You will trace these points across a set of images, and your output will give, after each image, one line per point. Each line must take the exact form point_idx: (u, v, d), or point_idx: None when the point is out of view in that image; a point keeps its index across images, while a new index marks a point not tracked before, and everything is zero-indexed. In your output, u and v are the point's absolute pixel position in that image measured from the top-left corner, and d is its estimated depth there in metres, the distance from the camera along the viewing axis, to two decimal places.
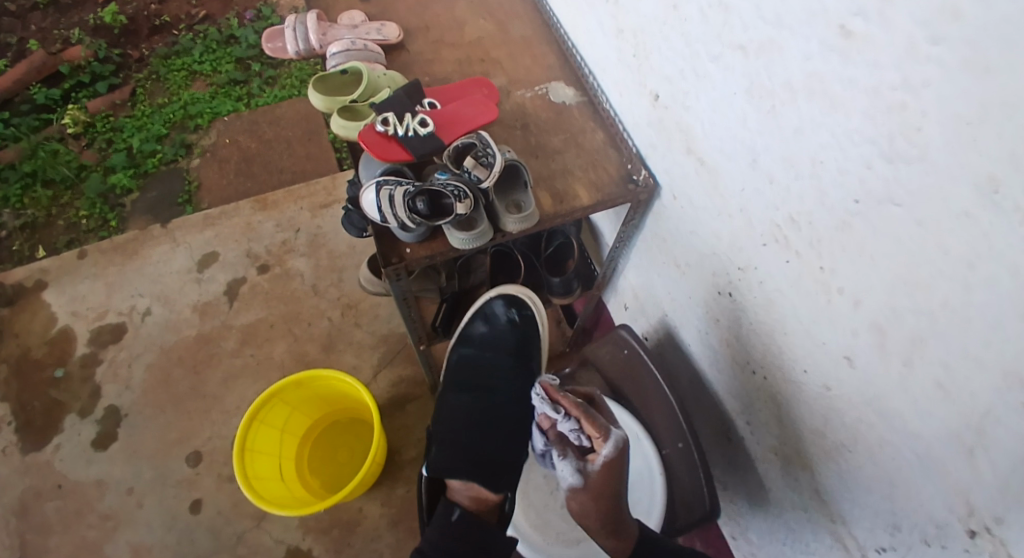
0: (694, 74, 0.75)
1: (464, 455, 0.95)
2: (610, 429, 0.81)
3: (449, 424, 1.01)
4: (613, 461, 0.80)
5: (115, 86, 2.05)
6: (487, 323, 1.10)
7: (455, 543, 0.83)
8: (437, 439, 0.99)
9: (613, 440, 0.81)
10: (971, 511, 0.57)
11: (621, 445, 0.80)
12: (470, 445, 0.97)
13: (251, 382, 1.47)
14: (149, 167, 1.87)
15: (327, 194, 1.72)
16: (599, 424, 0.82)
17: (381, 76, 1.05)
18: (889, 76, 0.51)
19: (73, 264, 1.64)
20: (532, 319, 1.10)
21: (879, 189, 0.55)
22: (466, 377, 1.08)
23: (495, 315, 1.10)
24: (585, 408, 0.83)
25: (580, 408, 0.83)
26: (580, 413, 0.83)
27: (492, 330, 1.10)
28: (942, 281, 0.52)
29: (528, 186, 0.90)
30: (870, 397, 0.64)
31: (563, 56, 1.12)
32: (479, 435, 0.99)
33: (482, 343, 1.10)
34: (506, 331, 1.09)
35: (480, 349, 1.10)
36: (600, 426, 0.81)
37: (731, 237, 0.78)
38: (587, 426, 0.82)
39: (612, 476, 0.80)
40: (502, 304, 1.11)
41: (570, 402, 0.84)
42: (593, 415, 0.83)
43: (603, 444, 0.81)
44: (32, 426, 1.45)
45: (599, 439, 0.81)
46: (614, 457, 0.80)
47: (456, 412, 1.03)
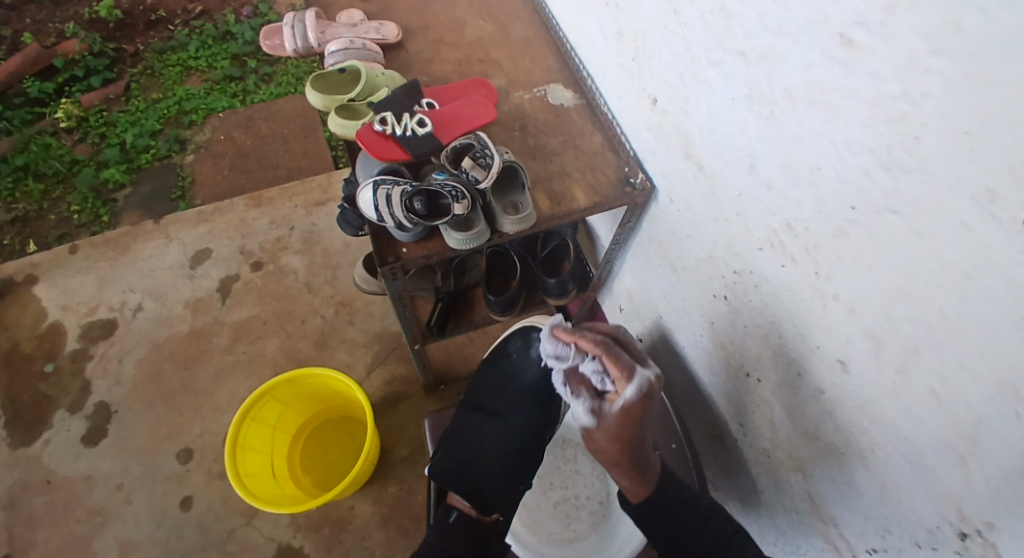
0: (695, 79, 0.75)
1: (462, 468, 0.99)
2: (636, 370, 0.81)
3: (457, 431, 1.05)
4: (636, 400, 0.80)
5: (110, 80, 2.04)
6: (522, 352, 1.13)
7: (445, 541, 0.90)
8: (445, 443, 1.04)
9: (640, 377, 0.80)
10: (962, 516, 0.57)
11: (648, 384, 0.80)
12: (469, 458, 1.01)
13: (243, 378, 1.47)
14: (143, 162, 1.86)
15: (323, 191, 1.72)
16: (623, 362, 0.81)
17: (380, 74, 1.05)
18: (889, 86, 0.52)
19: (64, 258, 1.63)
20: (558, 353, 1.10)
21: (877, 198, 0.55)
22: (485, 393, 1.10)
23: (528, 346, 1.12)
24: (608, 345, 0.83)
25: (602, 345, 0.82)
26: (603, 347, 0.83)
27: (524, 359, 1.12)
28: (939, 289, 0.53)
29: (525, 188, 0.91)
30: (864, 404, 0.64)
31: (562, 58, 1.12)
32: (481, 452, 1.02)
33: (514, 369, 1.12)
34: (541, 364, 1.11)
35: (511, 371, 1.12)
36: (625, 362, 0.81)
37: (728, 242, 0.78)
38: (609, 360, 0.81)
39: (632, 415, 0.80)
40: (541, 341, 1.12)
41: (592, 341, 0.83)
42: (616, 352, 0.82)
43: (626, 383, 0.80)
44: (20, 420, 1.44)
45: (622, 379, 0.80)
46: (636, 398, 0.80)
47: (467, 424, 1.06)
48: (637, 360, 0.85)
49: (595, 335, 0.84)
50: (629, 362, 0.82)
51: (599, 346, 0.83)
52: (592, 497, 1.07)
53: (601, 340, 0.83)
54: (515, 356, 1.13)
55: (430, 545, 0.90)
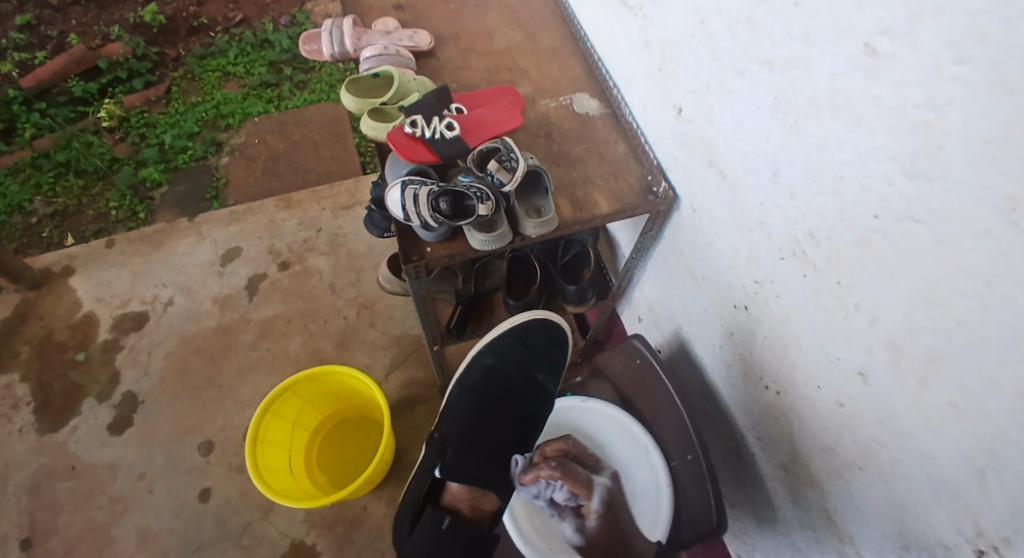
0: (720, 89, 0.76)
1: (477, 462, 0.96)
2: (592, 479, 0.96)
3: (465, 422, 1.01)
4: (607, 510, 0.95)
5: (151, 83, 2.12)
6: (514, 341, 1.07)
7: (440, 550, 0.89)
8: (452, 442, 0.99)
9: (598, 485, 0.96)
10: (980, 532, 0.56)
11: (608, 489, 0.96)
12: (480, 448, 0.98)
13: (266, 374, 1.50)
14: (179, 162, 1.92)
15: (350, 195, 1.75)
16: (583, 480, 0.95)
17: (412, 80, 1.08)
18: (913, 94, 0.52)
19: (101, 252, 1.68)
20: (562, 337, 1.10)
21: (899, 206, 0.55)
22: (485, 383, 1.05)
23: (529, 335, 1.08)
24: (563, 471, 0.94)
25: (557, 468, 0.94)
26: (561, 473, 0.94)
27: (518, 348, 1.07)
28: (960, 298, 0.52)
29: (548, 193, 0.92)
30: (883, 416, 0.64)
31: (590, 68, 1.14)
32: (488, 440, 0.99)
33: (507, 352, 1.07)
34: (534, 346, 1.07)
35: (503, 354, 1.07)
36: (583, 478, 0.95)
37: (750, 251, 0.78)
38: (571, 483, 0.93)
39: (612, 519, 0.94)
40: (537, 328, 1.09)
41: (548, 469, 0.94)
42: (573, 471, 0.94)
43: (591, 498, 0.95)
44: (50, 406, 1.48)
45: (585, 495, 0.95)
46: (604, 508, 0.95)
47: (471, 419, 1.01)
48: (594, 466, 0.99)
49: (550, 466, 0.94)
50: (586, 481, 0.95)
51: (556, 472, 0.94)
52: None
53: (557, 465, 0.94)
54: (507, 344, 1.07)
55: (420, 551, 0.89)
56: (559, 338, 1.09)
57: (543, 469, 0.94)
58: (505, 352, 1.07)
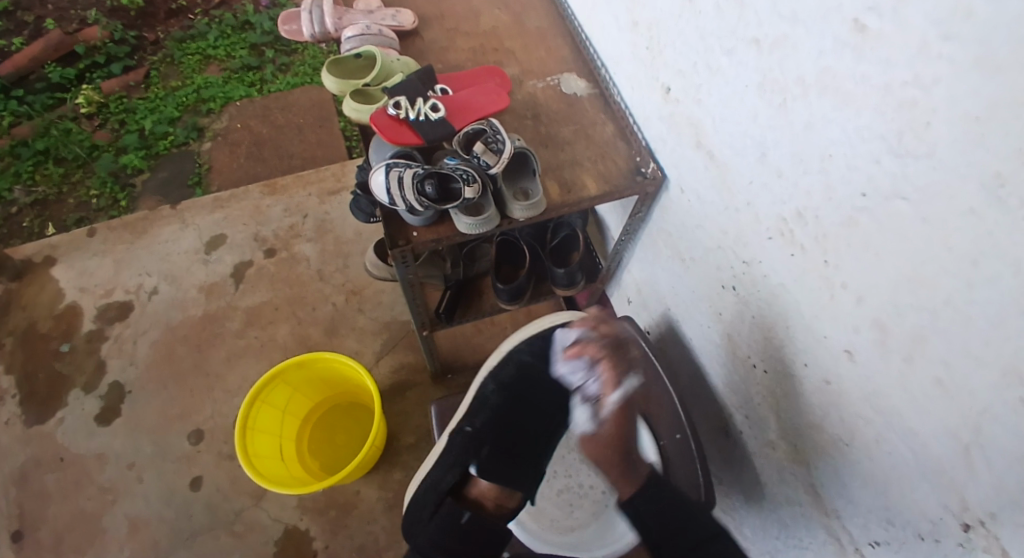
0: (707, 68, 0.75)
1: (511, 465, 0.97)
2: (624, 379, 0.97)
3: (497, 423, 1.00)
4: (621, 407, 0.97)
5: (130, 67, 2.07)
6: (548, 347, 1.02)
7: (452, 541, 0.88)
8: (485, 439, 0.98)
9: (631, 380, 0.97)
10: (965, 507, 0.57)
11: (632, 395, 0.97)
12: (510, 448, 0.99)
13: (254, 362, 1.49)
14: (161, 148, 1.89)
15: (336, 180, 1.73)
16: (614, 374, 0.97)
17: (396, 60, 1.06)
18: (900, 72, 0.51)
19: (83, 241, 1.65)
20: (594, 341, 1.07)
21: (886, 185, 0.55)
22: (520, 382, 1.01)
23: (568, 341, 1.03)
24: (607, 354, 0.97)
25: (605, 337, 0.98)
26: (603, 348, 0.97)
27: (553, 352, 1.03)
28: (945, 276, 0.52)
29: (536, 174, 0.91)
30: (870, 394, 0.64)
31: (577, 48, 1.12)
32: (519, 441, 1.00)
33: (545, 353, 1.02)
34: (566, 348, 1.03)
35: (538, 354, 1.02)
36: (617, 369, 0.97)
37: (737, 232, 0.78)
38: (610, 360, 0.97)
39: (627, 417, 0.96)
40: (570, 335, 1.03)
41: (591, 350, 0.98)
42: (619, 352, 0.97)
43: (610, 391, 0.97)
44: (36, 397, 1.46)
45: (610, 388, 0.97)
46: (622, 405, 0.96)
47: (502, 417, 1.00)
48: (626, 371, 0.97)
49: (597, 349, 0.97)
50: (623, 368, 0.97)
51: (603, 345, 0.98)
52: (595, 487, 1.06)
53: (601, 336, 0.98)
54: (542, 349, 1.03)
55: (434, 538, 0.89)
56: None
57: (587, 344, 0.98)
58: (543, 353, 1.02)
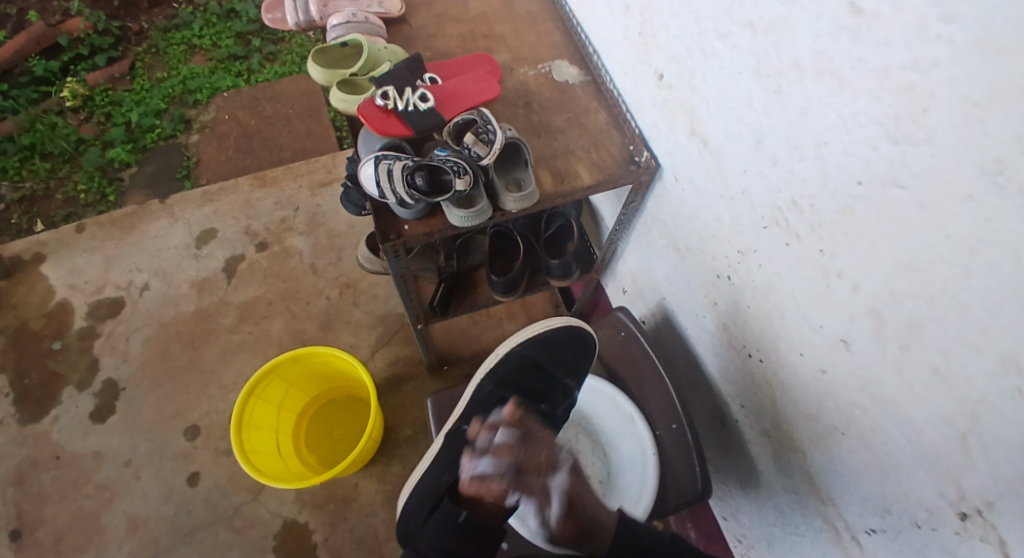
0: (701, 53, 0.74)
1: None
2: (556, 473, 0.80)
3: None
4: (569, 513, 0.79)
5: (115, 58, 2.04)
6: (545, 349, 1.00)
7: (453, 544, 0.81)
8: None
9: (561, 469, 0.81)
10: (962, 495, 0.57)
11: (568, 493, 0.79)
12: None
13: (249, 357, 1.48)
14: (148, 141, 1.86)
15: (327, 172, 1.71)
16: (537, 490, 0.80)
17: (382, 49, 1.04)
18: (898, 55, 0.50)
19: (71, 237, 1.63)
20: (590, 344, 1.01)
21: (883, 171, 0.54)
22: (517, 380, 0.99)
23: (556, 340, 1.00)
24: (514, 474, 0.80)
25: (513, 448, 0.81)
26: (515, 460, 0.81)
27: (550, 357, 1.00)
28: (942, 264, 0.52)
29: (528, 165, 0.90)
30: (866, 383, 0.64)
31: (568, 34, 1.10)
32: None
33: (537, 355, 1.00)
34: (564, 352, 1.00)
35: (535, 354, 1.00)
36: (537, 479, 0.80)
37: (732, 221, 0.77)
38: (529, 469, 0.80)
39: (577, 519, 0.79)
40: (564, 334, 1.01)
41: (500, 484, 0.80)
42: (534, 452, 0.81)
43: (548, 505, 0.79)
44: (29, 397, 1.45)
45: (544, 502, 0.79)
46: (567, 512, 0.79)
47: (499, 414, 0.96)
48: (551, 462, 0.82)
49: (504, 478, 0.80)
50: (542, 474, 0.80)
51: (513, 460, 0.81)
52: None
53: (512, 443, 0.81)
54: (539, 353, 1.00)
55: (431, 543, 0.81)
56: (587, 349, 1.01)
57: (495, 472, 0.80)
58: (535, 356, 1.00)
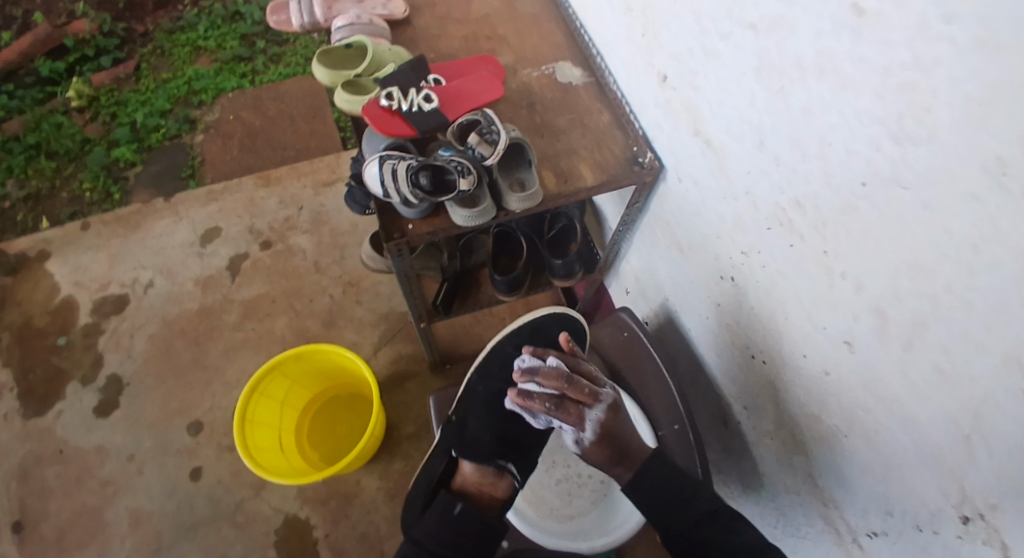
0: (704, 53, 0.75)
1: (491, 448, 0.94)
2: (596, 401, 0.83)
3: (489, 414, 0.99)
4: (605, 441, 0.82)
5: (120, 59, 2.05)
6: (537, 337, 1.03)
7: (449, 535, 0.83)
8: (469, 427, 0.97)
9: (601, 403, 0.83)
10: (965, 497, 0.57)
11: (603, 424, 0.82)
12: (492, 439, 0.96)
13: (253, 354, 1.48)
14: (153, 141, 1.87)
15: (331, 171, 1.72)
16: (574, 416, 0.82)
17: (387, 50, 1.05)
18: (900, 54, 0.51)
19: (76, 235, 1.64)
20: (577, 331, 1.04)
21: (886, 170, 0.55)
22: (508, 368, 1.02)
23: (542, 327, 1.03)
24: (557, 399, 0.83)
25: (561, 376, 0.83)
26: (560, 387, 0.83)
27: (542, 343, 1.03)
28: (945, 262, 0.52)
29: (532, 165, 0.90)
30: (869, 382, 0.64)
31: (572, 34, 1.11)
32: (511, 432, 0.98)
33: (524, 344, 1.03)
34: (552, 339, 1.03)
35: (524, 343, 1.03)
36: (575, 407, 0.83)
37: (736, 221, 0.78)
38: (572, 396, 0.83)
39: (612, 445, 0.81)
40: (555, 322, 1.04)
41: (542, 404, 0.83)
42: (578, 383, 0.83)
43: (583, 429, 0.82)
44: (33, 393, 1.46)
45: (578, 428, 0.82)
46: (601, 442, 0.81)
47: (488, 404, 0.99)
48: (593, 394, 0.84)
49: (548, 395, 0.83)
50: (582, 403, 0.83)
51: (558, 388, 0.83)
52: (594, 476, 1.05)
53: (559, 372, 0.83)
54: (529, 341, 1.03)
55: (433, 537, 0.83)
56: (578, 333, 1.04)
57: (539, 395, 0.83)
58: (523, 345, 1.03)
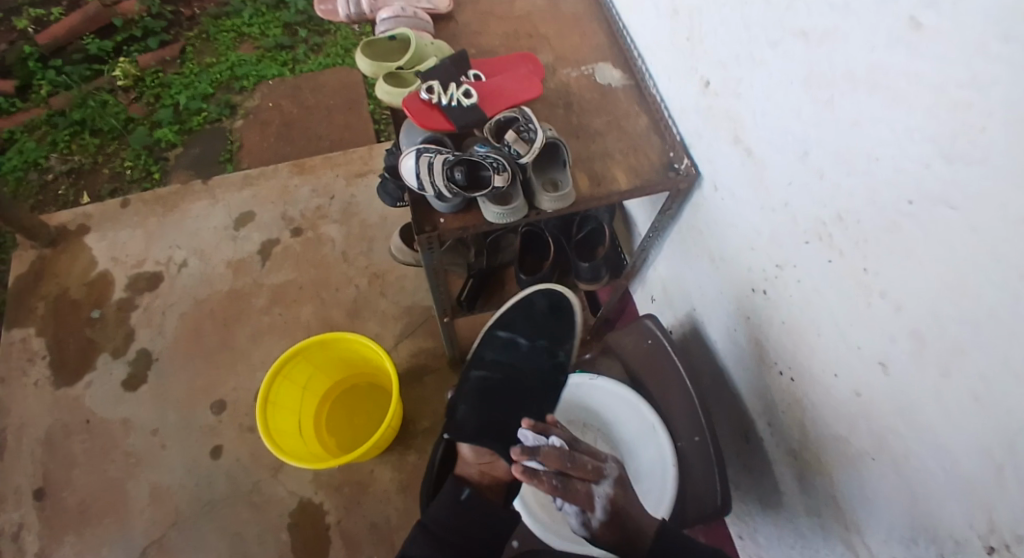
0: (750, 61, 0.74)
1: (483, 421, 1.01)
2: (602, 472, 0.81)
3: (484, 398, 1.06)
4: (612, 519, 0.79)
5: (166, 42, 2.10)
6: (524, 316, 1.11)
7: (454, 520, 0.83)
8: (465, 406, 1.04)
9: (606, 479, 0.81)
10: (994, 530, 0.55)
11: (612, 500, 0.80)
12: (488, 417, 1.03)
13: (278, 339, 1.51)
14: (194, 124, 1.91)
15: (363, 163, 1.74)
16: (582, 496, 0.79)
17: (429, 44, 1.06)
18: (957, 72, 0.50)
19: (115, 212, 1.69)
20: (565, 307, 1.11)
21: (934, 190, 0.53)
22: (502, 352, 1.09)
23: (533, 307, 1.11)
24: (562, 478, 0.79)
25: (564, 456, 0.79)
26: (562, 467, 0.79)
27: (529, 324, 1.11)
28: (988, 287, 0.51)
29: (567, 166, 0.90)
30: (902, 406, 0.62)
31: (613, 37, 1.10)
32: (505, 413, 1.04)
33: (514, 324, 1.11)
34: (538, 317, 1.10)
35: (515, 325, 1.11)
36: (582, 485, 0.80)
37: (772, 233, 0.76)
38: (576, 475, 0.80)
39: (620, 525, 0.79)
40: (544, 301, 1.11)
41: (549, 485, 0.78)
42: (582, 461, 0.80)
43: (591, 508, 0.79)
44: (66, 362, 1.50)
45: (588, 506, 0.79)
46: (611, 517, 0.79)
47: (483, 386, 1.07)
48: (596, 470, 0.81)
49: (553, 477, 0.79)
50: (588, 480, 0.80)
51: (562, 467, 0.79)
52: None
53: (561, 451, 0.80)
54: (519, 324, 1.11)
55: (443, 523, 0.82)
56: (565, 310, 1.11)
57: (545, 474, 0.78)
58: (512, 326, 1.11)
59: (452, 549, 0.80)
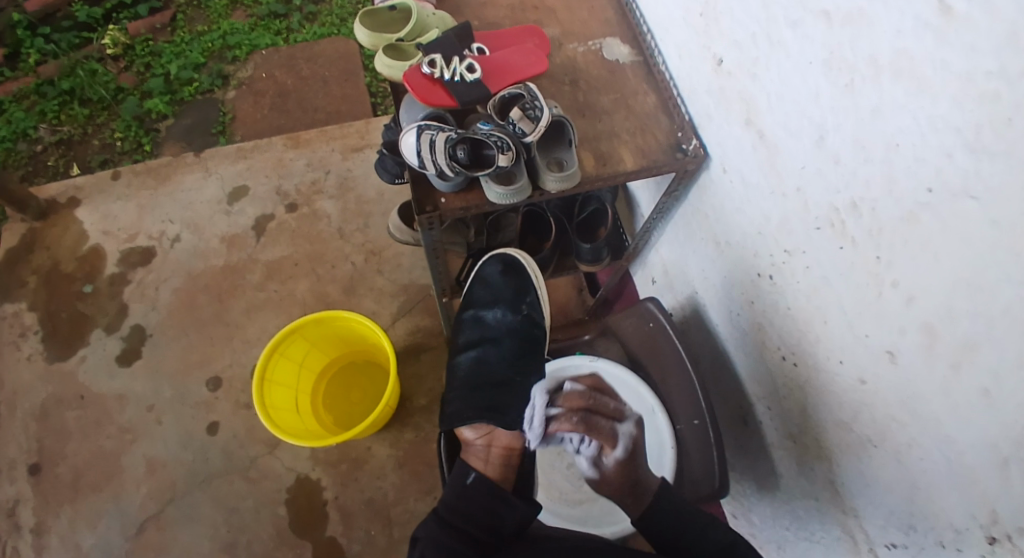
0: (767, 40, 0.71)
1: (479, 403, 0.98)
2: (625, 415, 0.96)
3: (473, 369, 1.04)
4: (628, 458, 0.90)
5: (157, 9, 2.04)
6: (482, 287, 1.09)
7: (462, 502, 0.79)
8: (455, 397, 1.01)
9: (627, 420, 0.96)
10: (994, 519, 0.56)
11: (632, 438, 0.93)
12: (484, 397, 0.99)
13: (274, 315, 1.49)
14: (185, 94, 1.86)
15: (360, 137, 1.70)
16: (606, 431, 0.94)
17: (431, 15, 1.03)
18: (985, 61, 0.48)
19: (106, 183, 1.65)
20: (522, 266, 1.07)
21: (955, 181, 0.52)
22: (473, 330, 1.08)
23: (490, 273, 1.09)
24: (588, 416, 0.96)
25: (583, 396, 0.98)
26: (585, 406, 0.97)
27: (487, 292, 1.09)
28: (1006, 284, 0.50)
29: (571, 145, 0.88)
30: (908, 397, 0.62)
31: (622, 11, 1.07)
32: (496, 380, 1.02)
33: (474, 297, 1.10)
34: (496, 282, 1.08)
35: (479, 297, 1.09)
36: (606, 423, 0.95)
37: (781, 219, 0.75)
38: (599, 415, 0.96)
39: (628, 469, 0.88)
40: (497, 266, 1.09)
41: (571, 422, 0.95)
42: (602, 404, 0.97)
43: (612, 447, 0.92)
44: (58, 336, 1.48)
45: (609, 444, 0.93)
46: (627, 455, 0.91)
47: (470, 373, 1.03)
48: (617, 414, 0.97)
49: (579, 398, 0.97)
50: (610, 419, 0.96)
51: (583, 405, 0.97)
52: None
53: (581, 393, 0.98)
54: (478, 294, 1.09)
55: (452, 508, 0.79)
56: (517, 265, 1.07)
57: (565, 414, 0.96)
58: (476, 299, 1.09)
59: (462, 534, 0.76)
